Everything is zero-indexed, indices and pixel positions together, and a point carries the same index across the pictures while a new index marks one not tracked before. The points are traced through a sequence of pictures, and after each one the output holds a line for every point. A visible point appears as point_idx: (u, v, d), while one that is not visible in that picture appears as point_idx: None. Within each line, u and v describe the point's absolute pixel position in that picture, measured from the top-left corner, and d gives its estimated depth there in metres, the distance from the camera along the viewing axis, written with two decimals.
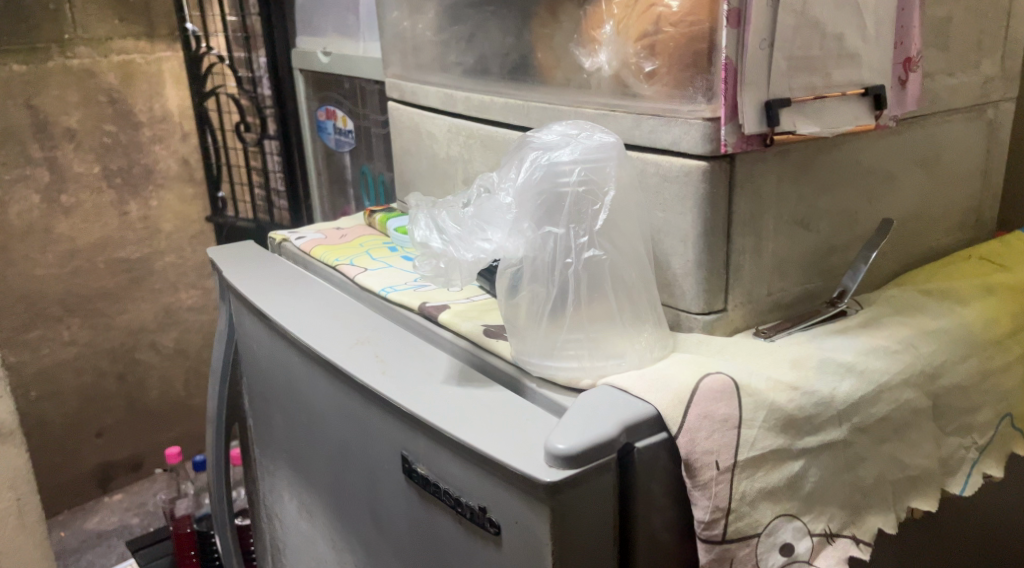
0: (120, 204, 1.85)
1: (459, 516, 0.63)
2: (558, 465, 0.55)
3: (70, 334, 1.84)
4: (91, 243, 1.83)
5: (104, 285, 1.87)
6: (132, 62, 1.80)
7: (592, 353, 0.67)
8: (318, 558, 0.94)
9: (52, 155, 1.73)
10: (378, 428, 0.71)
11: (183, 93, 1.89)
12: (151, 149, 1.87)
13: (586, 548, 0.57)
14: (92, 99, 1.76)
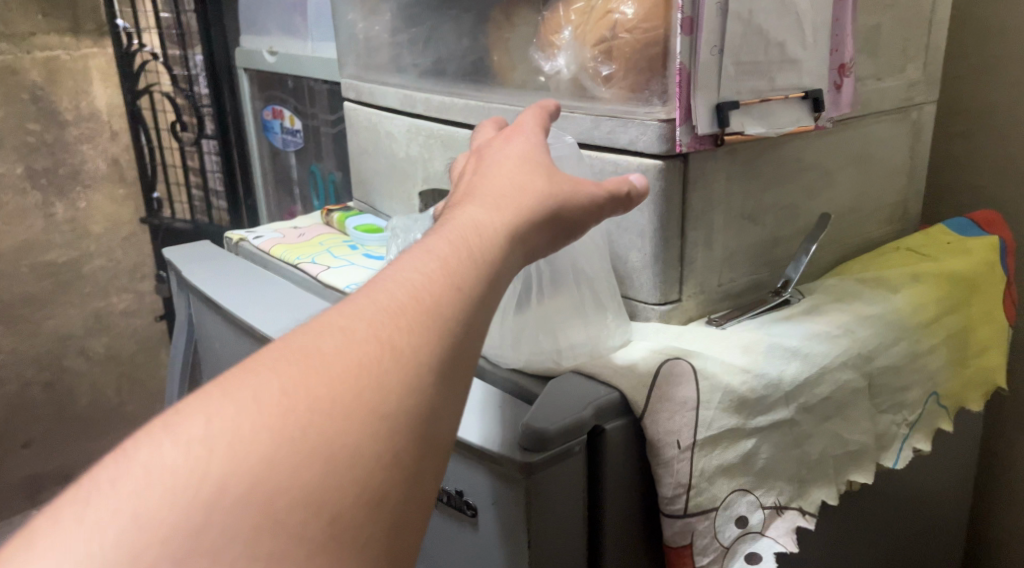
0: (46, 205, 1.82)
1: (435, 500, 0.66)
2: (534, 445, 0.59)
3: None
4: (14, 247, 1.79)
5: (28, 290, 1.83)
6: (56, 59, 1.77)
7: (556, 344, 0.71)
8: None
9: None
10: None
11: (112, 90, 1.87)
12: (78, 148, 1.84)
13: (560, 524, 0.61)
14: (14, 96, 1.72)
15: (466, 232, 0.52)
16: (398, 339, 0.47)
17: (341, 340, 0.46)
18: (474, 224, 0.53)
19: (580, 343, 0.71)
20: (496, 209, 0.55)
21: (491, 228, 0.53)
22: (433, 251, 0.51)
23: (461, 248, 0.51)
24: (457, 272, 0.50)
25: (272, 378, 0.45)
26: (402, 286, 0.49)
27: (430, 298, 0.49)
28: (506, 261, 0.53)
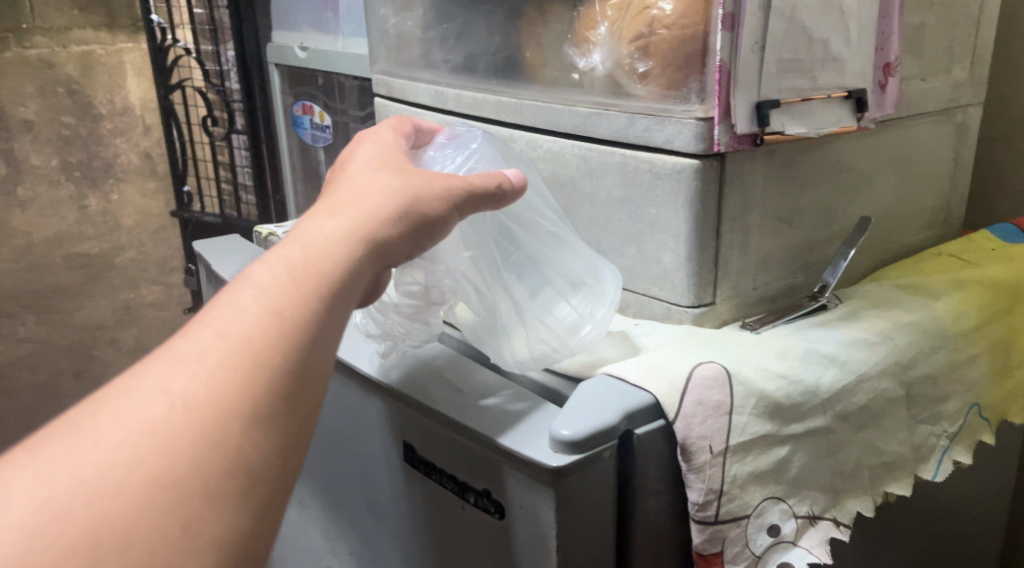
0: (79, 197, 1.83)
1: (464, 502, 0.66)
2: (563, 449, 0.58)
3: (25, 331, 1.82)
4: (47, 238, 1.81)
5: (59, 281, 1.84)
6: (92, 53, 1.78)
7: (553, 319, 0.71)
8: (301, 548, 0.96)
9: (8, 147, 1.70)
10: (378, 419, 0.74)
11: (146, 86, 1.88)
12: (112, 142, 1.85)
13: (591, 530, 0.60)
14: (49, 90, 1.74)
15: (294, 261, 0.52)
16: (214, 373, 0.47)
17: (147, 404, 0.46)
18: (302, 245, 0.53)
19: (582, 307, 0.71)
20: (332, 225, 0.55)
21: (324, 247, 0.53)
22: (258, 284, 0.51)
23: (288, 277, 0.51)
24: (281, 308, 0.50)
25: (78, 449, 0.45)
26: (214, 324, 0.49)
27: (249, 343, 0.48)
28: (339, 268, 0.53)
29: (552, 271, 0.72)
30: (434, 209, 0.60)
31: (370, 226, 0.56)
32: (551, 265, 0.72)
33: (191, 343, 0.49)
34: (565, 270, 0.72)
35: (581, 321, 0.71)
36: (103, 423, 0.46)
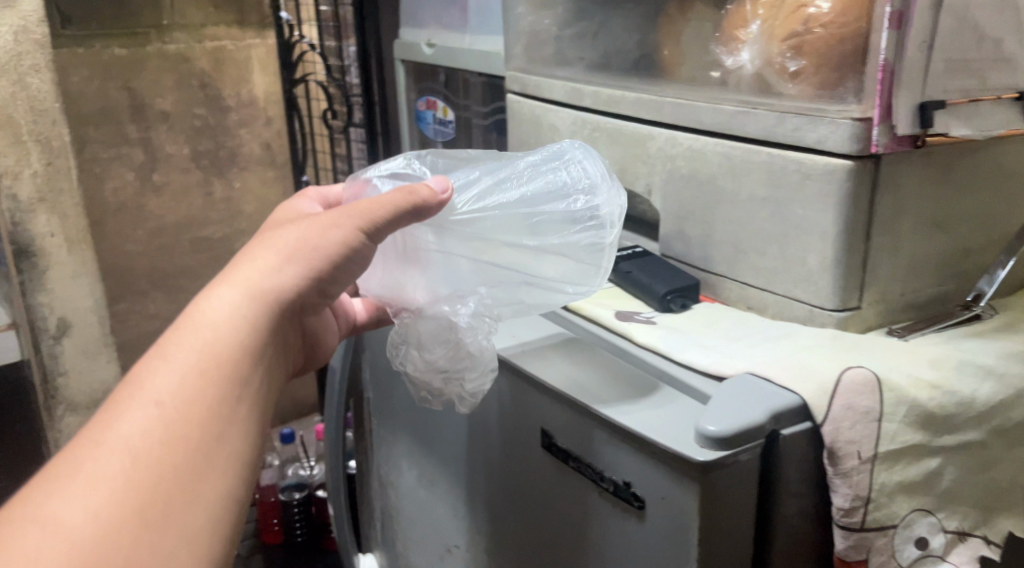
0: (207, 184, 1.98)
1: (601, 489, 0.69)
2: (710, 445, 0.59)
3: (156, 307, 2.00)
4: (178, 222, 1.97)
5: (186, 262, 2.01)
6: (224, 48, 1.90)
7: (570, 234, 0.72)
8: (437, 525, 1.00)
9: (146, 136, 1.85)
10: (521, 406, 0.79)
11: (270, 79, 1.99)
12: (238, 132, 1.98)
13: (733, 527, 0.61)
14: (185, 82, 1.87)
15: (182, 362, 0.51)
16: (142, 476, 0.47)
17: (27, 545, 0.44)
18: (191, 336, 0.52)
19: (586, 203, 0.72)
20: (228, 308, 0.55)
21: (237, 322, 0.54)
22: (143, 391, 0.50)
23: (180, 381, 0.51)
24: (173, 420, 0.49)
25: None
26: (124, 431, 0.48)
27: (133, 460, 0.47)
28: (254, 336, 0.55)
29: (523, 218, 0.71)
30: (335, 251, 0.61)
31: (259, 289, 0.56)
32: (521, 205, 0.71)
33: (68, 468, 0.47)
34: (542, 184, 0.72)
35: (597, 212, 0.72)
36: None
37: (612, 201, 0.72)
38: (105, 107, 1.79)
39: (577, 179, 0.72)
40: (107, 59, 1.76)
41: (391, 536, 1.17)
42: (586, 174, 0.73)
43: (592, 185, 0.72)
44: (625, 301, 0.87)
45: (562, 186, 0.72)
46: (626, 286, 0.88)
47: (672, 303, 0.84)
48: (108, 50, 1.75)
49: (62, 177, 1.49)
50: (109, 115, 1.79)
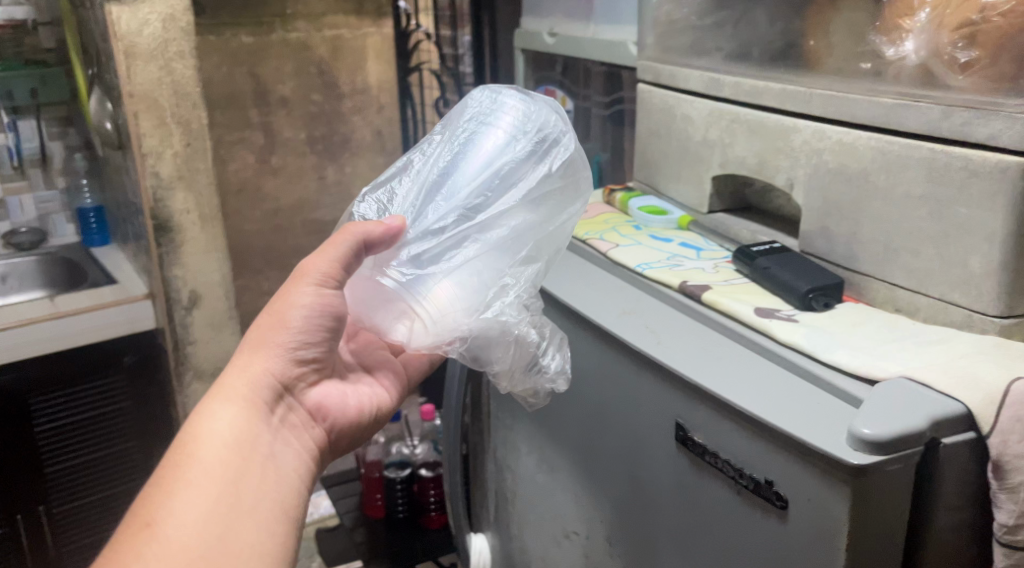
0: (320, 168, 2.11)
1: (739, 486, 0.68)
2: (864, 448, 0.59)
3: (268, 284, 2.14)
4: (291, 204, 2.10)
5: (299, 243, 2.14)
6: (341, 37, 2.03)
7: (529, 165, 0.77)
8: (555, 511, 1.00)
9: (266, 120, 2.00)
10: (653, 397, 0.78)
11: (382, 68, 2.11)
12: (350, 119, 2.11)
13: (883, 533, 0.61)
14: (304, 69, 2.01)
15: (184, 471, 0.67)
16: (189, 549, 0.63)
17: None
18: (185, 449, 0.69)
19: (525, 131, 0.77)
20: (214, 422, 0.71)
21: (224, 424, 0.71)
22: (156, 498, 0.65)
23: (184, 484, 0.66)
24: (184, 513, 0.65)
25: None
26: (166, 524, 0.64)
27: (157, 548, 0.62)
28: (238, 428, 0.71)
29: (474, 193, 0.76)
30: (299, 334, 0.76)
31: (234, 395, 0.73)
32: (477, 167, 0.76)
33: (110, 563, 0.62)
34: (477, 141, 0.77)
35: (539, 129, 0.78)
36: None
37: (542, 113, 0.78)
38: (231, 91, 1.94)
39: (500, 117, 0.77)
40: (236, 46, 1.91)
41: (504, 517, 1.18)
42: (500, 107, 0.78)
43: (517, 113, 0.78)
44: (762, 297, 0.84)
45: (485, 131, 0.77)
46: (765, 283, 0.86)
47: (814, 301, 0.81)
48: (237, 38, 1.90)
49: (200, 157, 1.74)
50: (235, 101, 1.94)
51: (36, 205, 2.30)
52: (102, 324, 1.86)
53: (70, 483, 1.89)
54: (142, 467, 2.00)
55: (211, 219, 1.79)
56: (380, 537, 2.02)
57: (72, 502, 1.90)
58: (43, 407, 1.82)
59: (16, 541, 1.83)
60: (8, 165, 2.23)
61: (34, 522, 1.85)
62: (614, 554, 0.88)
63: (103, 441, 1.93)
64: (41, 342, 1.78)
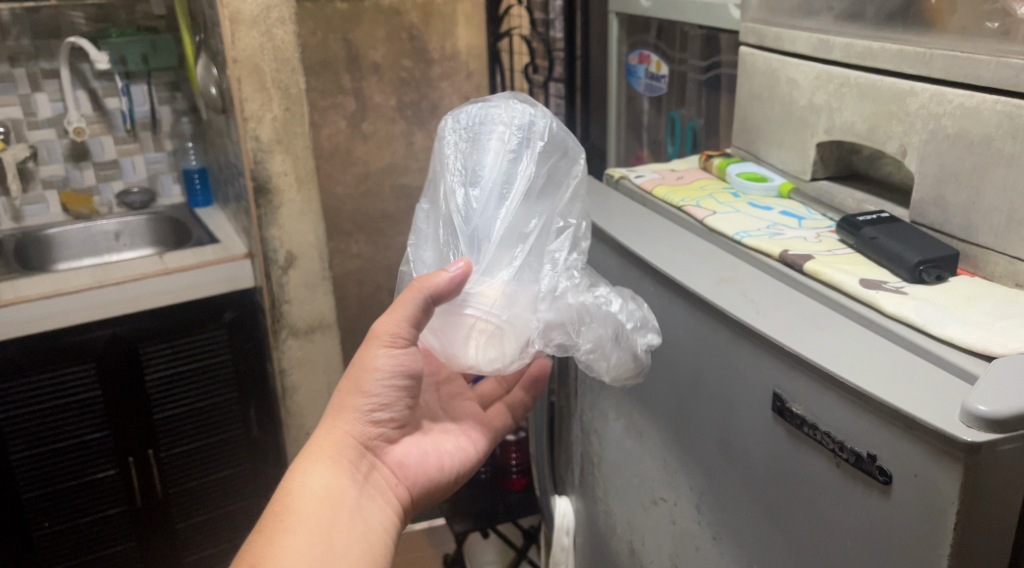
0: (409, 134, 2.13)
1: (838, 459, 0.66)
2: (980, 426, 0.57)
3: (358, 248, 2.19)
4: (381, 168, 2.14)
5: (388, 208, 2.18)
6: (432, 3, 2.05)
7: (532, 154, 0.84)
8: (642, 477, 1.00)
9: (358, 86, 2.04)
10: (748, 366, 0.77)
11: (473, 34, 2.11)
12: (439, 85, 2.11)
13: (993, 513, 0.59)
14: (395, 35, 2.03)
15: (284, 522, 0.78)
16: None
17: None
18: (286, 503, 0.79)
19: (517, 139, 0.84)
20: (308, 479, 0.81)
21: (313, 480, 0.81)
22: (262, 545, 0.76)
23: (284, 534, 0.77)
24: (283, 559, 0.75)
25: None
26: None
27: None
28: (325, 482, 0.81)
29: (500, 207, 0.83)
30: (375, 394, 0.84)
31: (321, 453, 0.83)
32: (493, 184, 0.84)
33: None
34: (472, 167, 0.85)
35: (524, 126, 0.85)
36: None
37: (529, 119, 0.85)
38: (325, 57, 1.99)
39: (500, 132, 0.84)
40: (331, 12, 1.96)
41: (590, 482, 1.18)
42: (474, 131, 0.86)
43: (494, 129, 0.85)
44: (868, 268, 0.82)
45: (491, 148, 0.84)
46: (870, 254, 0.84)
47: (925, 274, 0.79)
48: (332, 5, 1.95)
49: (296, 121, 1.85)
50: (329, 68, 2.00)
51: (147, 166, 2.40)
52: (205, 281, 1.99)
53: (176, 429, 2.04)
54: (238, 417, 2.12)
55: (307, 181, 1.91)
56: (463, 496, 2.07)
57: (177, 446, 2.05)
58: (152, 357, 1.97)
59: (126, 478, 2.01)
60: (121, 128, 2.33)
61: (144, 463, 2.02)
62: (703, 523, 0.87)
63: (207, 392, 2.07)
64: (151, 297, 1.93)
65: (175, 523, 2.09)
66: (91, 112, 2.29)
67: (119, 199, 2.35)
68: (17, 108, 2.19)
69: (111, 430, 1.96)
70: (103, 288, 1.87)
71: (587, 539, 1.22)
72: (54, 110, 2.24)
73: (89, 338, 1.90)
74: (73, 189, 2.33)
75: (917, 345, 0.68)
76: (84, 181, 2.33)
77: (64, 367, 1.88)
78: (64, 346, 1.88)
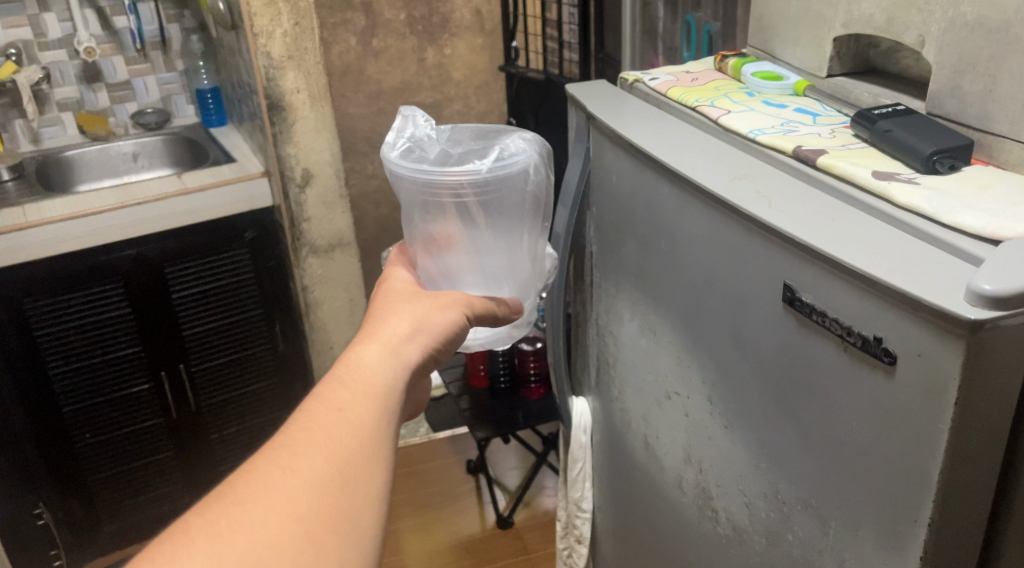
0: None
1: (845, 344, 0.69)
2: (982, 304, 0.59)
3: None
4: None
5: None
6: None
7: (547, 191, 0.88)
8: (656, 374, 1.03)
9: None
10: (760, 259, 0.78)
11: None
12: None
13: (995, 386, 0.62)
14: None
15: (339, 395, 0.67)
16: (318, 470, 0.62)
17: (241, 510, 0.58)
18: (346, 379, 0.69)
19: (541, 181, 0.86)
20: (367, 357, 0.71)
21: (373, 365, 0.71)
22: (311, 414, 0.65)
23: (338, 408, 0.66)
24: (334, 433, 0.64)
25: (222, 543, 0.56)
26: (307, 438, 0.63)
27: (306, 464, 0.62)
28: (386, 372, 0.71)
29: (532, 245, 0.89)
30: (445, 321, 0.78)
31: (388, 341, 0.73)
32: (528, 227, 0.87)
33: (259, 466, 0.61)
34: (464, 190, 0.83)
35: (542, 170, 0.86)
36: (198, 539, 0.56)
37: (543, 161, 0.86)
38: None
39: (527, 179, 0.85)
40: None
41: (606, 382, 1.22)
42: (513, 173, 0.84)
43: (529, 175, 0.85)
44: (882, 161, 0.83)
45: (521, 195, 0.85)
46: (884, 146, 0.84)
47: (938, 164, 0.80)
48: None
49: (307, 36, 1.89)
50: None
51: (159, 87, 2.40)
52: (224, 201, 2.02)
53: (204, 345, 2.10)
54: (263, 333, 2.17)
55: (320, 98, 1.96)
56: (483, 404, 2.12)
57: (206, 361, 2.11)
58: (177, 276, 2.02)
59: (160, 393, 2.07)
60: (131, 48, 2.32)
61: (175, 378, 2.08)
62: (715, 413, 0.91)
63: (232, 309, 2.11)
64: (173, 216, 1.96)
65: (208, 433, 2.18)
66: (100, 32, 2.27)
67: (134, 119, 2.35)
68: (26, 28, 2.18)
69: (143, 347, 2.02)
70: (125, 209, 1.90)
71: (605, 436, 1.26)
72: (64, 30, 2.23)
73: (115, 259, 1.94)
74: (88, 110, 2.33)
75: (929, 233, 0.69)
76: (98, 103, 2.34)
77: (93, 287, 1.93)
78: (91, 267, 1.92)
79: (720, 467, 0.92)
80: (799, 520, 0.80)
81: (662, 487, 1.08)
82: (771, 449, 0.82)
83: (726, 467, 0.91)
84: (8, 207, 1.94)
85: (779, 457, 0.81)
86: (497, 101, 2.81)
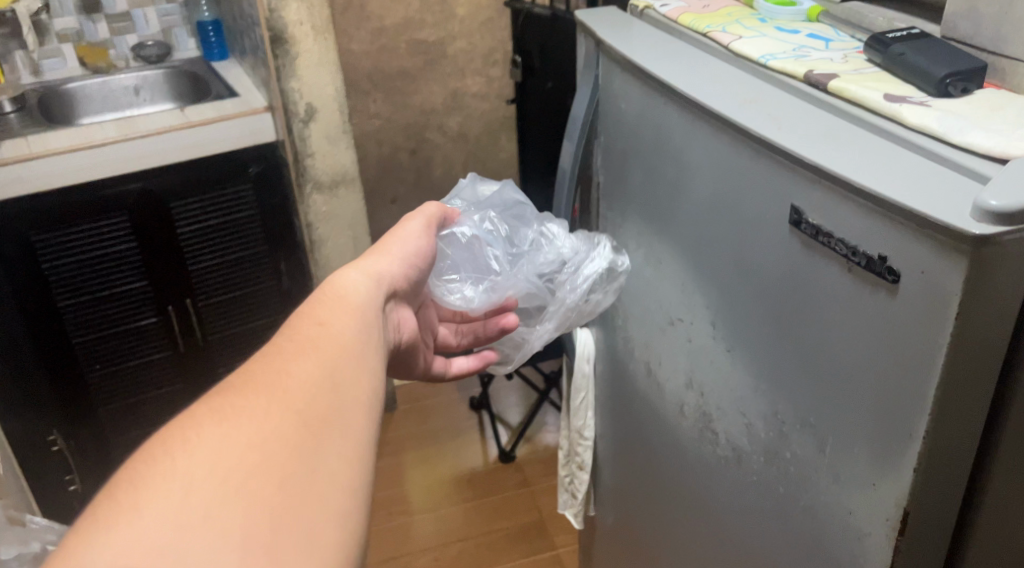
0: None
1: (850, 264, 0.69)
2: (988, 220, 0.59)
3: None
4: None
5: None
6: None
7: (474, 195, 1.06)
8: (659, 300, 1.04)
9: None
10: (767, 181, 0.78)
11: None
12: None
13: (998, 303, 0.62)
14: None
15: (318, 312, 0.70)
16: (311, 369, 0.64)
17: (244, 402, 0.59)
18: (324, 300, 0.73)
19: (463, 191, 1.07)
20: (346, 285, 0.76)
21: (349, 289, 0.76)
22: (297, 328, 0.68)
23: (321, 319, 0.70)
24: (324, 341, 0.67)
25: (230, 425, 0.57)
26: (297, 344, 0.66)
27: (301, 365, 0.64)
28: (359, 293, 0.76)
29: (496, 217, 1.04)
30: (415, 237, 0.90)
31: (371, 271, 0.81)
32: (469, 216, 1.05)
33: (254, 368, 0.63)
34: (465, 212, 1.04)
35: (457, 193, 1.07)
36: (203, 426, 0.56)
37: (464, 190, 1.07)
38: None
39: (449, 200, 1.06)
40: None
41: (609, 312, 1.22)
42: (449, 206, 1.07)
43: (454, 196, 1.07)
44: (893, 84, 0.82)
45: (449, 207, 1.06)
46: (897, 70, 0.83)
47: (950, 87, 0.79)
48: None
49: None
50: None
51: (159, 19, 2.36)
52: (229, 135, 2.00)
53: (210, 279, 2.11)
54: (268, 268, 2.17)
55: (324, 31, 1.93)
56: None
57: (213, 295, 2.13)
58: (183, 211, 2.01)
59: (167, 326, 2.09)
60: None
61: (183, 311, 2.09)
62: (718, 337, 0.91)
63: (237, 244, 2.11)
64: (177, 150, 1.95)
65: (216, 366, 2.20)
66: None
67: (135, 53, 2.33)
68: None
69: (150, 281, 2.03)
70: (128, 141, 1.89)
71: (608, 367, 1.28)
72: None
73: (120, 192, 1.93)
74: (88, 42, 2.31)
75: (939, 155, 0.69)
76: (98, 34, 2.31)
77: (98, 220, 1.93)
78: (96, 199, 1.92)
79: (721, 391, 0.93)
80: (796, 438, 0.82)
81: (663, 413, 1.10)
82: (772, 369, 0.83)
83: (728, 390, 0.92)
84: (11, 138, 1.93)
85: (778, 378, 0.82)
86: (502, 39, 2.78)
